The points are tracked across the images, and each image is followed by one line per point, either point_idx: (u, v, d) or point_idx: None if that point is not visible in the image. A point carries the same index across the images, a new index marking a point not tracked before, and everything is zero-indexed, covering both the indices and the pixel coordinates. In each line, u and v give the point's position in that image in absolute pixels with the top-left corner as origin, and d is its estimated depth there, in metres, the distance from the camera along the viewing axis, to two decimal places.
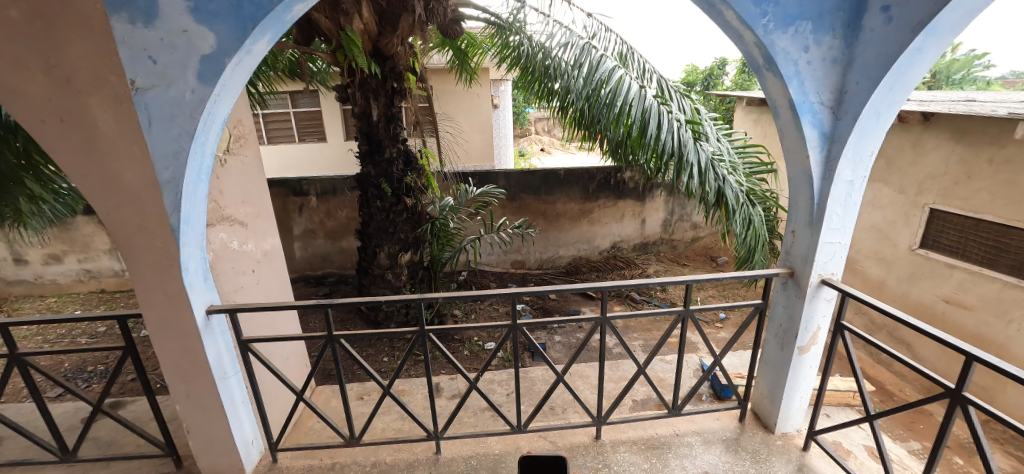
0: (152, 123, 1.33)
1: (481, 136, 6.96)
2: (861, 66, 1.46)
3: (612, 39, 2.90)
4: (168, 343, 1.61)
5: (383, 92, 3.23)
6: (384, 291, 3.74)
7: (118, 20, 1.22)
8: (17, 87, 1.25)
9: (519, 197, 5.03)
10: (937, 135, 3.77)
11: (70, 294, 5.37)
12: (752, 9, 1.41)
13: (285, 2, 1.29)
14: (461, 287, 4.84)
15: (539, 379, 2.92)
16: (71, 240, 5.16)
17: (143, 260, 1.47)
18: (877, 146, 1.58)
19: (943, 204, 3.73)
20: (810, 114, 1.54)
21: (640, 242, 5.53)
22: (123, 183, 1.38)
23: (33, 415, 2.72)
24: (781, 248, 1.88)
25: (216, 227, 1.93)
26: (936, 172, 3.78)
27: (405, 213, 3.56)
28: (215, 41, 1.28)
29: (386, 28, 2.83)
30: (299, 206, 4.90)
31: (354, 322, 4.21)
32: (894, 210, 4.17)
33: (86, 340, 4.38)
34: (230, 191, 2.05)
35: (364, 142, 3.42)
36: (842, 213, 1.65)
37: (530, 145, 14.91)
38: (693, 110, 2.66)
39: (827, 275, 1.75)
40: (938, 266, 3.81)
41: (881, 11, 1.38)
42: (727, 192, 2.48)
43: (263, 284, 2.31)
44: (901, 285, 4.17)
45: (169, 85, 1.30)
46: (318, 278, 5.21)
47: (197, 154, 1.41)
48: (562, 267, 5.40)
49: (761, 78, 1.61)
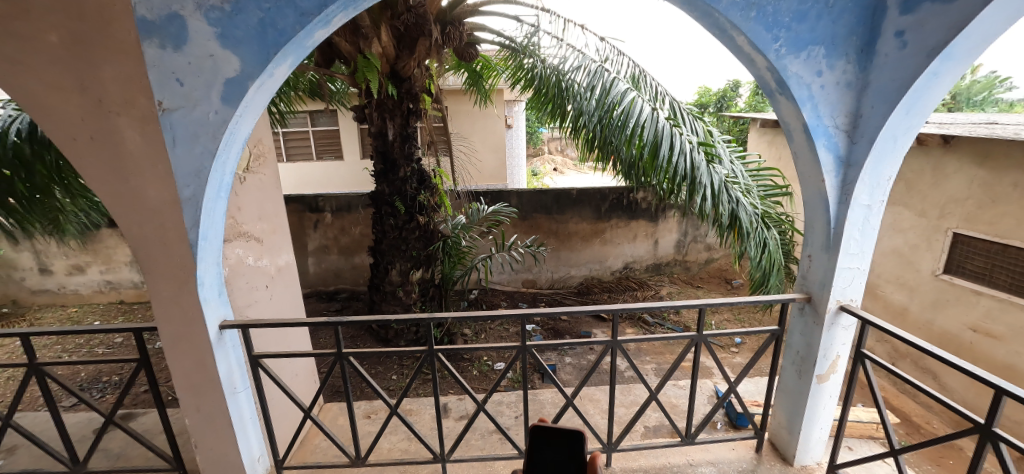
0: (176, 142, 1.38)
1: (494, 155, 7.03)
2: (876, 90, 1.45)
3: (625, 63, 2.94)
4: (181, 357, 1.62)
5: (399, 112, 3.31)
6: (395, 308, 3.75)
7: (150, 45, 1.29)
8: (53, 107, 1.32)
9: (531, 216, 5.05)
10: (959, 159, 3.69)
11: (91, 304, 5.50)
12: (764, 34, 1.42)
13: (307, 27, 1.33)
14: (472, 306, 4.82)
15: (548, 402, 2.87)
16: (94, 251, 5.31)
17: (161, 274, 1.50)
18: (895, 170, 1.56)
19: (967, 228, 3.63)
20: (824, 138, 1.53)
21: (653, 263, 5.47)
22: (145, 199, 1.43)
23: (47, 425, 2.76)
24: (797, 273, 1.84)
25: (233, 243, 1.98)
26: (958, 195, 3.69)
27: (417, 231, 3.59)
28: (239, 65, 1.34)
29: (403, 51, 2.90)
30: (314, 222, 4.99)
31: (364, 338, 4.21)
32: (915, 234, 4.07)
33: (103, 351, 4.47)
34: (248, 208, 2.11)
35: (379, 161, 3.49)
36: (861, 238, 1.62)
37: (543, 165, 15.01)
38: (706, 132, 2.65)
39: (846, 301, 1.70)
40: (964, 292, 3.68)
41: (895, 36, 1.37)
42: (741, 215, 2.44)
43: (276, 300, 2.34)
44: (925, 312, 4.02)
45: (193, 106, 1.36)
46: (330, 294, 5.25)
47: (217, 172, 1.45)
48: (574, 287, 5.35)
49: (774, 101, 1.60)
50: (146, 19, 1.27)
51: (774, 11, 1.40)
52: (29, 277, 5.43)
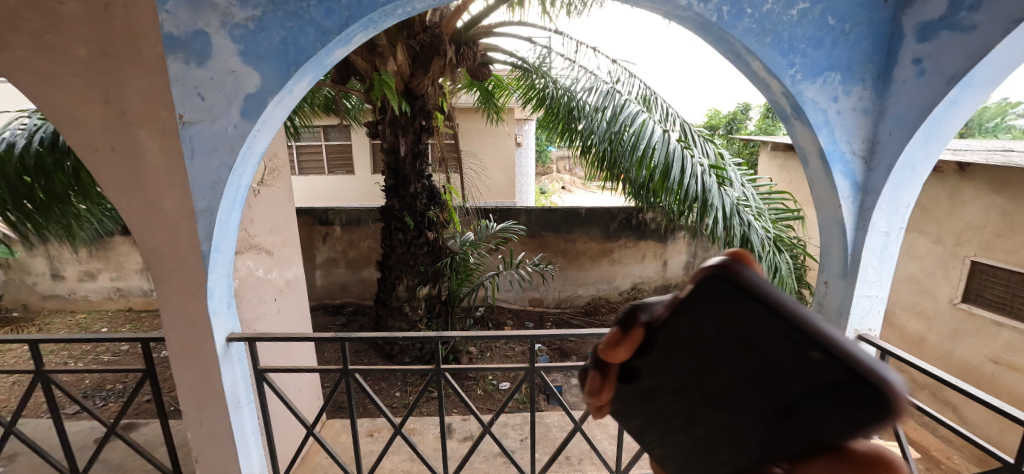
0: (194, 155, 1.40)
1: (503, 173, 7.09)
2: (894, 117, 1.44)
3: (636, 84, 2.98)
4: (186, 368, 1.61)
5: (411, 129, 3.35)
6: (401, 324, 3.73)
7: (174, 60, 1.32)
8: (78, 118, 1.36)
9: (539, 234, 5.05)
10: (975, 186, 3.63)
11: (99, 311, 5.54)
12: (780, 60, 1.42)
13: (328, 46, 1.36)
14: (478, 323, 4.78)
15: (555, 425, 2.82)
16: (106, 258, 5.38)
17: (172, 284, 1.50)
18: (913, 198, 1.53)
19: (986, 256, 3.55)
20: (841, 164, 1.52)
21: (661, 284, 5.41)
22: (159, 209, 1.44)
23: (49, 432, 2.75)
24: (813, 300, 1.80)
25: (244, 255, 2.01)
26: (975, 223, 3.63)
27: (426, 246, 3.59)
28: (260, 81, 1.36)
29: (418, 69, 2.95)
30: (323, 235, 5.03)
31: (368, 353, 4.19)
32: (932, 262, 3.99)
33: (108, 358, 4.48)
34: (260, 221, 2.13)
35: (390, 176, 3.53)
36: (879, 265, 1.59)
37: (551, 183, 15.08)
38: (716, 155, 2.64)
39: (864, 331, 1.66)
40: (984, 323, 3.58)
41: (913, 63, 1.37)
42: (752, 238, 2.41)
43: (284, 313, 2.34)
44: (944, 342, 3.92)
45: (213, 120, 1.38)
46: (336, 308, 5.24)
47: (232, 185, 1.46)
48: (581, 306, 5.30)
49: (789, 126, 1.60)
50: (171, 35, 1.31)
51: (790, 36, 1.41)
52: (41, 282, 5.50)
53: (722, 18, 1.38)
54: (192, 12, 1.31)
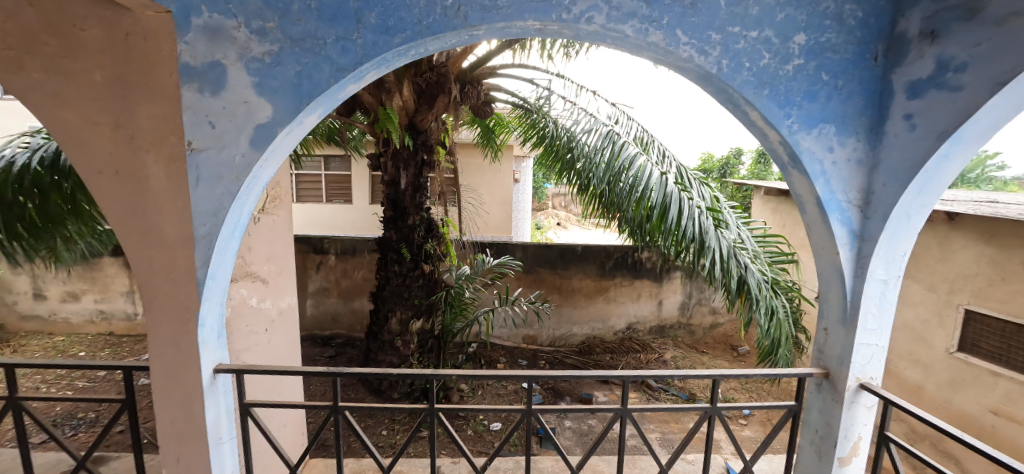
0: (199, 182, 1.39)
1: (501, 208, 7.15)
2: (888, 168, 1.49)
3: (634, 127, 3.09)
4: (168, 400, 1.54)
5: (412, 162, 3.40)
6: (391, 358, 3.63)
7: (189, 89, 1.35)
8: (86, 140, 1.38)
9: (535, 270, 5.04)
10: (965, 235, 3.72)
11: (79, 334, 5.34)
12: (776, 111, 1.49)
13: (341, 82, 1.40)
14: (470, 360, 4.67)
15: (549, 471, 2.70)
16: (92, 279, 5.24)
17: (162, 310, 1.46)
18: (909, 247, 1.56)
19: (979, 304, 3.59)
20: (838, 212, 1.56)
21: (657, 324, 5.36)
22: (158, 233, 1.42)
23: (10, 464, 2.58)
24: (813, 346, 1.79)
25: (239, 283, 2.00)
26: (967, 271, 3.68)
27: (421, 279, 3.56)
28: (271, 113, 1.38)
29: (423, 105, 3.03)
30: (317, 264, 4.97)
31: (356, 388, 4.05)
32: (926, 309, 4.02)
33: (83, 385, 4.28)
34: (258, 249, 2.12)
35: (389, 208, 3.54)
36: (878, 313, 1.59)
37: (547, 219, 15.22)
38: (713, 198, 2.69)
39: (866, 379, 1.64)
40: (981, 372, 3.57)
41: (904, 119, 1.45)
42: (749, 280, 2.42)
43: (274, 345, 2.29)
44: (942, 392, 3.88)
45: (222, 148, 1.39)
46: (325, 339, 5.10)
47: (235, 213, 1.45)
48: (575, 345, 5.20)
49: (786, 174, 1.65)
50: (189, 65, 1.34)
51: (786, 89, 1.48)
52: (21, 302, 5.33)
53: (721, 70, 1.45)
54: (211, 44, 1.35)
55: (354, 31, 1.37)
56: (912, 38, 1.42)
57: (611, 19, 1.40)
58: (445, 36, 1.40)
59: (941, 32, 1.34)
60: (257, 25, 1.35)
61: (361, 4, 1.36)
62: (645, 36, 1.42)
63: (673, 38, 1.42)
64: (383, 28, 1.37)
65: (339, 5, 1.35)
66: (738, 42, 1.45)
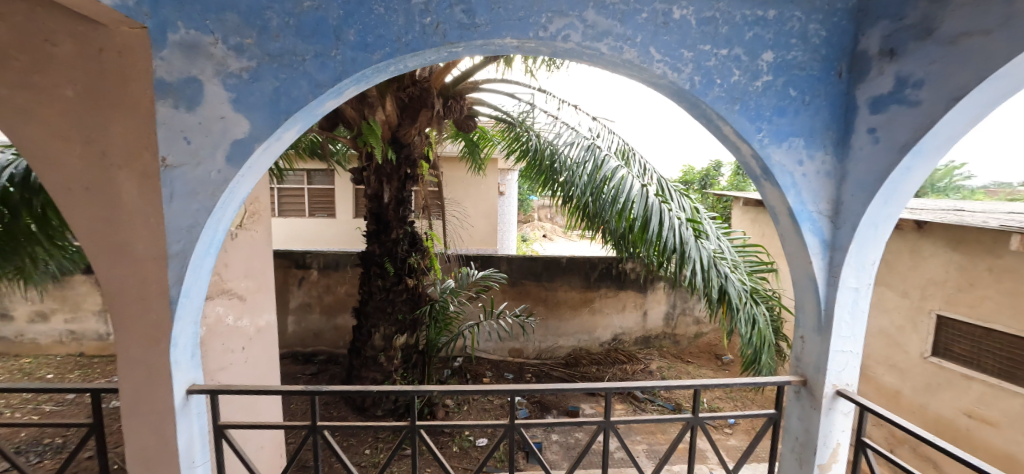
0: (173, 198, 1.37)
1: (486, 220, 7.16)
2: (855, 180, 1.55)
3: (615, 140, 3.15)
4: (138, 423, 1.48)
5: (396, 176, 3.39)
6: (375, 374, 3.56)
7: (164, 104, 1.34)
8: (56, 156, 1.34)
9: (521, 282, 5.03)
10: (933, 243, 3.86)
11: (47, 355, 5.11)
12: (748, 125, 1.53)
13: (320, 97, 1.40)
14: (455, 374, 4.62)
15: None
16: (62, 298, 5.05)
17: (133, 329, 1.42)
18: (878, 255, 1.62)
19: (950, 310, 3.70)
20: (809, 222, 1.60)
21: (642, 335, 5.39)
22: (129, 251, 1.39)
23: None
24: (791, 354, 1.82)
25: (214, 300, 1.98)
26: (938, 278, 3.81)
27: (405, 293, 3.53)
28: (249, 128, 1.37)
29: (406, 120, 3.04)
30: (299, 279, 4.88)
31: (338, 406, 3.94)
32: (900, 315, 4.14)
33: (50, 409, 4.09)
34: (235, 265, 2.09)
35: (372, 222, 3.51)
36: (851, 321, 1.64)
37: (533, 231, 15.28)
38: (693, 209, 2.75)
39: (842, 386, 1.68)
40: (955, 376, 3.66)
41: (868, 132, 1.51)
42: (730, 290, 2.46)
43: (251, 363, 2.24)
44: (919, 396, 3.97)
45: (197, 164, 1.37)
46: (307, 356, 4.99)
47: (210, 229, 1.43)
48: (562, 358, 5.19)
49: (759, 186, 1.70)
50: (164, 80, 1.33)
51: (756, 105, 1.53)
52: None
53: (694, 86, 1.50)
54: (187, 60, 1.34)
55: (333, 48, 1.37)
56: (872, 56, 1.49)
57: (586, 38, 1.44)
58: (424, 53, 1.42)
59: (899, 51, 1.41)
60: (235, 41, 1.35)
61: (340, 22, 1.37)
62: (620, 53, 1.46)
63: (647, 56, 1.47)
64: (362, 45, 1.38)
65: (318, 22, 1.36)
66: (709, 60, 1.50)
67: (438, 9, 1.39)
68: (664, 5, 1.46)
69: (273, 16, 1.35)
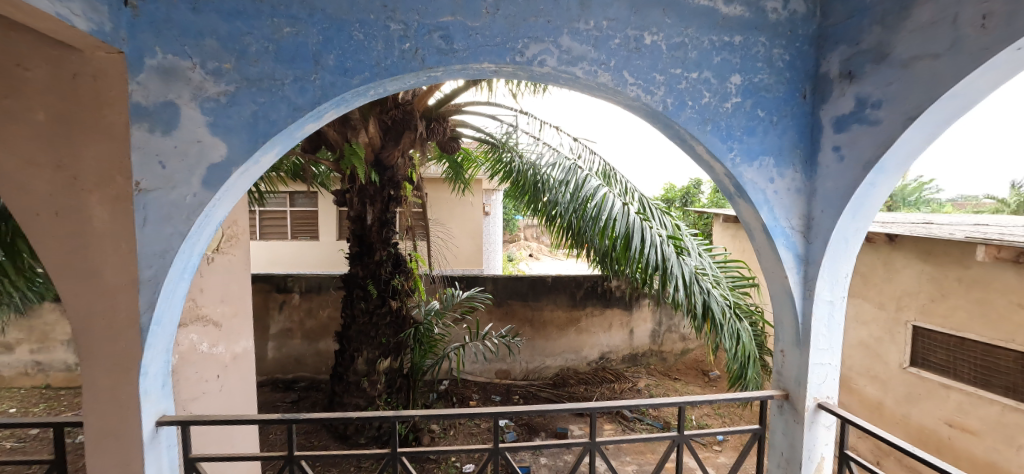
0: (146, 222, 1.34)
1: (471, 241, 7.15)
2: (824, 196, 1.61)
3: (596, 161, 3.21)
4: (102, 459, 1.41)
5: (379, 198, 3.37)
6: (358, 400, 3.46)
7: (139, 128, 1.32)
8: (23, 181, 1.31)
9: (507, 303, 5.00)
10: (905, 255, 3.98)
11: (10, 388, 4.85)
12: (720, 145, 1.59)
13: (299, 121, 1.41)
14: (441, 398, 4.53)
15: None
16: (29, 328, 4.82)
17: (101, 359, 1.36)
18: (850, 268, 1.66)
19: (924, 320, 3.80)
20: (783, 238, 1.65)
21: (629, 353, 5.37)
22: (99, 278, 1.35)
23: None
24: (773, 368, 1.84)
25: (188, 327, 1.94)
26: (911, 289, 3.92)
27: (388, 316, 3.47)
28: (226, 152, 1.37)
29: (389, 142, 3.07)
30: (280, 303, 4.77)
31: (320, 434, 3.80)
32: (878, 327, 4.23)
33: (10, 446, 3.85)
34: (209, 290, 2.04)
35: (355, 244, 3.48)
36: (828, 333, 1.67)
37: (518, 251, 15.32)
38: (674, 226, 2.79)
39: (823, 398, 1.69)
40: (934, 385, 3.73)
41: (834, 150, 1.58)
42: (712, 305, 2.48)
43: (226, 392, 2.17)
44: (900, 406, 4.02)
45: (172, 188, 1.35)
46: (288, 383, 4.84)
47: (184, 254, 1.39)
48: (549, 378, 5.14)
49: (734, 203, 1.75)
50: (139, 104, 1.32)
51: (727, 125, 1.59)
52: None
53: (667, 108, 1.55)
54: (164, 84, 1.33)
55: (312, 72, 1.39)
56: (834, 78, 1.58)
57: (562, 62, 1.48)
58: (403, 77, 1.44)
59: (857, 73, 1.49)
60: (213, 66, 1.36)
61: (320, 47, 1.39)
62: (595, 77, 1.51)
63: (620, 79, 1.52)
64: (341, 70, 1.40)
65: (298, 47, 1.38)
66: (680, 83, 1.56)
67: (417, 35, 1.43)
68: (636, 32, 1.52)
69: (252, 42, 1.37)
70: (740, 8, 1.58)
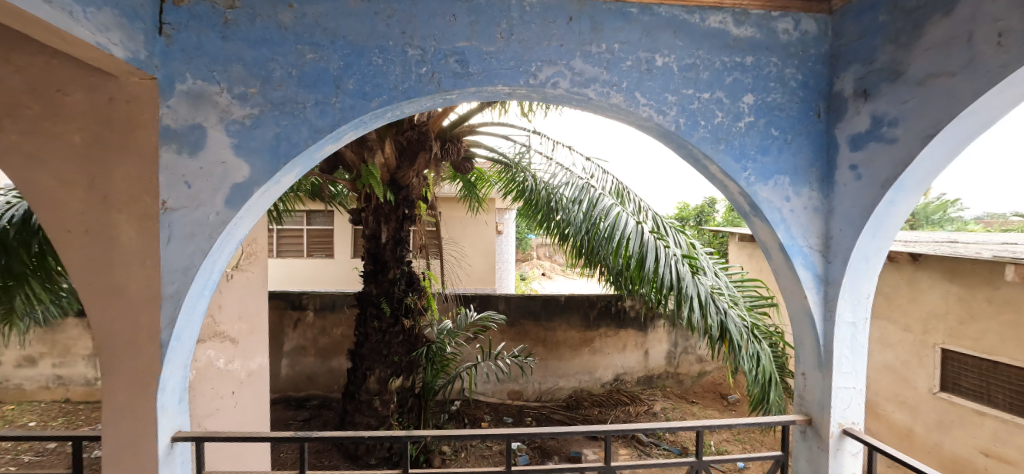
0: (170, 240, 1.38)
1: (484, 260, 7.17)
2: (842, 214, 1.58)
3: (609, 180, 3.23)
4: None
5: (393, 216, 3.42)
6: (369, 420, 3.44)
7: (167, 150, 1.39)
8: (57, 201, 1.37)
9: (519, 323, 4.97)
10: (930, 274, 3.86)
11: (31, 402, 4.95)
12: (733, 164, 1.59)
13: (319, 142, 1.45)
14: (453, 419, 4.50)
15: None
16: (52, 342, 4.93)
17: (120, 374, 1.39)
18: (872, 288, 1.62)
19: (954, 343, 3.64)
20: (801, 257, 1.62)
21: (644, 375, 5.25)
22: (124, 295, 1.39)
23: None
24: (794, 392, 1.78)
25: (206, 344, 1.98)
26: (938, 310, 3.78)
27: (401, 335, 3.48)
28: (248, 173, 1.41)
29: (404, 162, 3.13)
30: (294, 321, 4.82)
31: (330, 454, 3.78)
32: (905, 349, 4.08)
33: (28, 459, 3.89)
34: (227, 307, 2.08)
35: (370, 262, 3.52)
36: (851, 356, 1.62)
37: (532, 269, 15.27)
38: (688, 245, 2.77)
39: (849, 424, 1.63)
40: (966, 412, 3.55)
41: (850, 169, 1.56)
42: (730, 326, 2.42)
43: (240, 409, 2.19)
44: (931, 434, 3.83)
45: (196, 207, 1.39)
46: (300, 401, 4.84)
47: (205, 271, 1.43)
48: (563, 400, 5.05)
49: (750, 222, 1.73)
50: (169, 127, 1.39)
51: (740, 144, 1.59)
52: None
53: (679, 127, 1.56)
54: (192, 108, 1.40)
55: (333, 96, 1.44)
56: (848, 96, 1.57)
57: (575, 84, 1.51)
58: (420, 99, 1.49)
59: (872, 92, 1.49)
60: (240, 90, 1.42)
61: (340, 72, 1.45)
62: (608, 98, 1.53)
63: (632, 100, 1.54)
64: (360, 93, 1.45)
65: (320, 72, 1.44)
66: (692, 103, 1.57)
67: (433, 60, 1.48)
68: (647, 54, 1.55)
69: (277, 68, 1.43)
70: (751, 30, 1.60)
